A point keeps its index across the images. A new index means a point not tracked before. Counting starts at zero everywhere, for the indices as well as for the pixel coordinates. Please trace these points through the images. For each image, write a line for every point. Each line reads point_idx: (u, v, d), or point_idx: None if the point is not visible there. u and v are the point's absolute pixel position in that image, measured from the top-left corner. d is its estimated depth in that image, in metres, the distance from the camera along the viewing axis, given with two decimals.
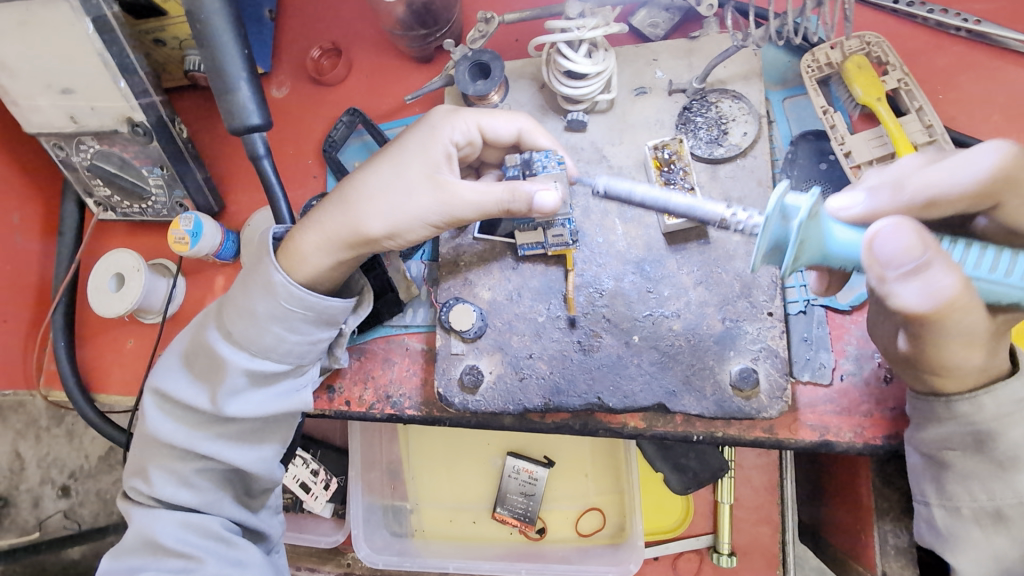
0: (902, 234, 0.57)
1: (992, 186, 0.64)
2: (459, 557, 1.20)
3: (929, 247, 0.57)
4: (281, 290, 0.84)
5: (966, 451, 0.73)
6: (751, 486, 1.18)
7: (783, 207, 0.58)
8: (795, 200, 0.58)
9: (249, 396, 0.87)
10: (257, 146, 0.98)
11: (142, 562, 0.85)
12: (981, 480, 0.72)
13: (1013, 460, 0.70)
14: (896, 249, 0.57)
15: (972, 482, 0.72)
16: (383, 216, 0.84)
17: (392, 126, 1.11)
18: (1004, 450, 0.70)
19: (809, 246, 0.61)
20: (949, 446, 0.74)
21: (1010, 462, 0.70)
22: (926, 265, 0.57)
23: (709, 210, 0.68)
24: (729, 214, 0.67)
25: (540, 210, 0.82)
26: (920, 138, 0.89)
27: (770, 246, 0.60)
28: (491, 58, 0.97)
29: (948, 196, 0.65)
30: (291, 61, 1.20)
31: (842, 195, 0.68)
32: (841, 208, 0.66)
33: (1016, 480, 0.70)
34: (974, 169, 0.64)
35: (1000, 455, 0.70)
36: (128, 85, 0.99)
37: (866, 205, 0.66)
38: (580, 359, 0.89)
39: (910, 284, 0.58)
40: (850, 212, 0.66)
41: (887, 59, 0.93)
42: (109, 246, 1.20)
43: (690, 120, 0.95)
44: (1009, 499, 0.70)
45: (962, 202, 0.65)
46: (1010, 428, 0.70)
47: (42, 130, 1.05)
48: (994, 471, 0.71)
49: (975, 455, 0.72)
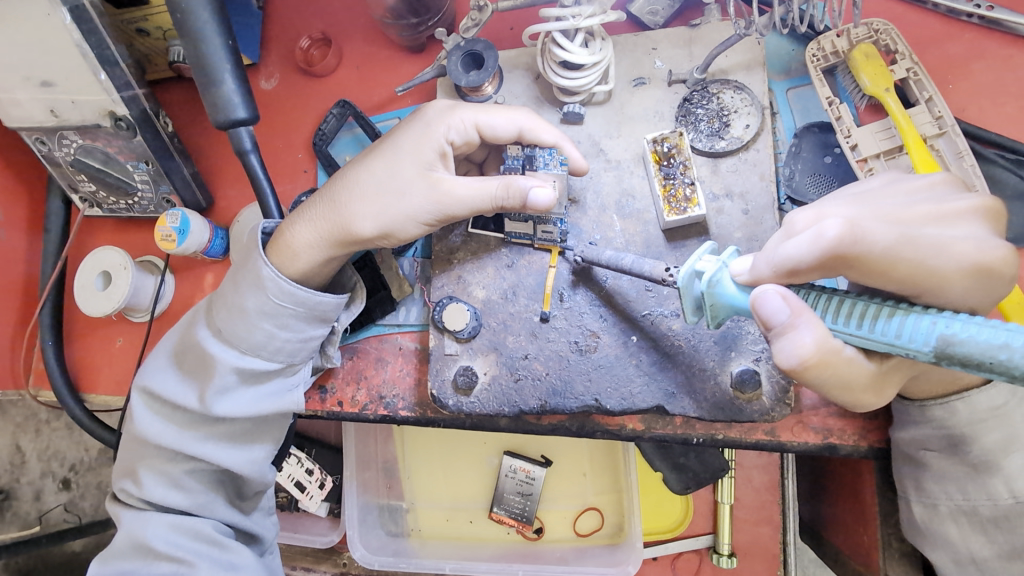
0: (773, 299, 0.58)
1: (834, 262, 0.56)
2: (456, 557, 1.18)
3: (797, 308, 0.58)
4: (271, 284, 0.81)
5: (943, 453, 0.75)
6: (752, 486, 1.16)
7: (694, 271, 0.67)
8: (703, 263, 0.67)
9: (239, 395, 0.84)
10: (243, 141, 0.94)
11: (133, 566, 0.83)
12: (956, 481, 0.74)
13: (986, 464, 0.72)
14: (768, 313, 0.58)
15: (947, 484, 0.74)
16: (374, 216, 0.81)
17: (384, 119, 1.08)
18: (977, 453, 0.72)
19: (724, 305, 0.66)
20: (926, 447, 0.76)
21: (983, 466, 0.72)
22: (795, 325, 0.58)
23: (655, 268, 0.76)
24: (667, 273, 0.74)
25: (534, 206, 0.79)
26: (929, 130, 0.87)
27: (694, 304, 0.69)
28: (484, 48, 0.94)
29: (800, 271, 0.58)
30: (279, 51, 1.16)
31: (746, 258, 0.66)
32: (736, 275, 0.65)
33: (994, 484, 0.72)
34: (810, 244, 0.56)
35: (974, 458, 0.73)
36: (109, 77, 0.95)
37: (749, 272, 0.63)
38: (577, 360, 0.87)
39: (783, 343, 0.58)
40: (740, 280, 0.64)
41: (896, 47, 0.89)
42: (97, 243, 1.18)
43: (690, 112, 0.92)
44: (983, 500, 0.72)
45: (815, 272, 0.58)
46: (984, 433, 0.72)
47: (23, 125, 1.00)
48: (969, 473, 0.73)
49: (950, 457, 0.74)
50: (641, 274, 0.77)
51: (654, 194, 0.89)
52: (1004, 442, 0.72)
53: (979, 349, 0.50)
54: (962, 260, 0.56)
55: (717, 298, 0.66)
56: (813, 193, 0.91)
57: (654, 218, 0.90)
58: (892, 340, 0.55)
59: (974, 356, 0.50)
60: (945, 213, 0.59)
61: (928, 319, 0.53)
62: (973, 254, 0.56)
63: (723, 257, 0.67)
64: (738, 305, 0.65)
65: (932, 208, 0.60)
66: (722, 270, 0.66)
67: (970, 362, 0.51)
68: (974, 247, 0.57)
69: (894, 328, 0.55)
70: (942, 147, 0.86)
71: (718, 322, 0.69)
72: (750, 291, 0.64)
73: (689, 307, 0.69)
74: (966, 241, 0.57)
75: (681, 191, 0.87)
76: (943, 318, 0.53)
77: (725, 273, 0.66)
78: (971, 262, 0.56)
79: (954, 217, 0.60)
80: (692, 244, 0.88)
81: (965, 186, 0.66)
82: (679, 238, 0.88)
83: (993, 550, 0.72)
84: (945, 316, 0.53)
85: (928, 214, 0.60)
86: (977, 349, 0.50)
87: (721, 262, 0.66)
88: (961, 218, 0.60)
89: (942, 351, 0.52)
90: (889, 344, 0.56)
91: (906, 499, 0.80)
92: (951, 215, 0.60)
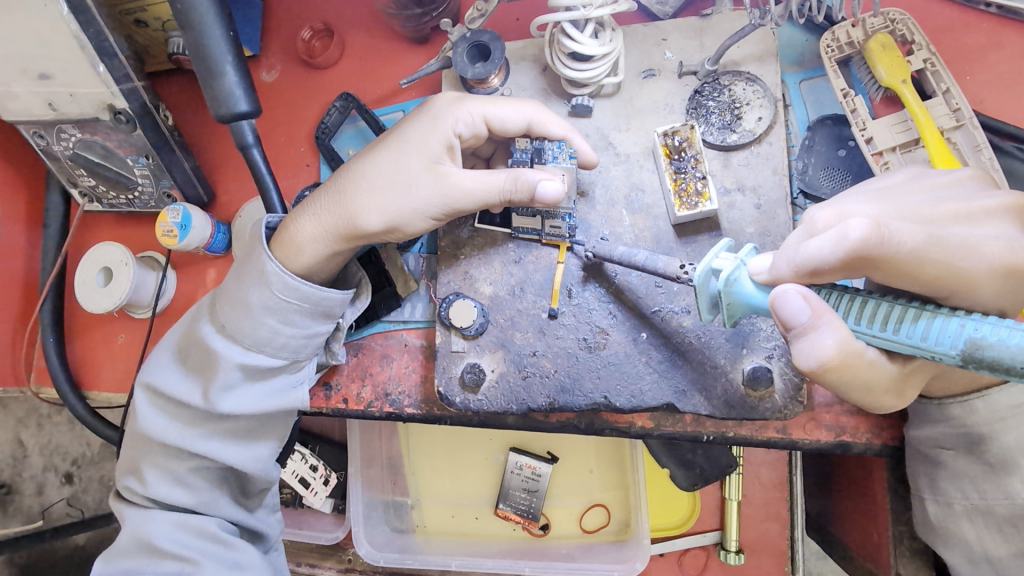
0: (793, 299, 0.57)
1: (860, 263, 0.54)
2: (462, 553, 1.17)
3: (818, 309, 0.57)
4: (275, 279, 0.80)
5: (960, 452, 0.74)
6: (760, 483, 1.16)
7: (711, 268, 0.66)
8: (721, 261, 0.66)
9: (243, 391, 0.83)
10: (246, 135, 0.93)
11: (137, 564, 0.82)
12: (972, 480, 0.73)
13: (1005, 464, 0.71)
14: (787, 314, 0.57)
15: (963, 482, 0.74)
16: (380, 210, 0.79)
17: (388, 112, 1.06)
18: (995, 453, 0.71)
19: (741, 303, 0.65)
20: (943, 445, 0.76)
21: (1002, 466, 0.71)
22: (816, 327, 0.57)
23: (666, 265, 0.75)
24: (682, 271, 0.72)
25: (543, 200, 0.79)
26: (945, 123, 0.85)
27: (710, 302, 0.68)
28: (490, 39, 0.92)
29: (823, 271, 0.57)
30: (280, 43, 1.14)
31: (764, 256, 0.65)
32: (755, 273, 0.64)
33: (1012, 483, 0.71)
34: (835, 245, 0.54)
35: (992, 458, 0.72)
36: (107, 69, 0.93)
37: (769, 271, 0.62)
38: (586, 357, 0.86)
39: (802, 344, 0.58)
40: (758, 279, 0.64)
41: (913, 37, 0.87)
42: (98, 238, 1.16)
43: (701, 104, 0.90)
44: (1000, 499, 0.71)
45: (839, 273, 0.57)
46: (1004, 432, 0.71)
47: (20, 118, 0.99)
48: (986, 472, 0.72)
49: (967, 456, 0.74)
50: (653, 272, 0.76)
51: (664, 189, 0.88)
52: None
53: (1009, 353, 0.49)
54: (994, 261, 0.55)
55: (734, 296, 0.65)
56: (827, 186, 0.89)
57: (665, 213, 0.88)
58: (918, 342, 0.54)
59: (1003, 360, 0.49)
60: (973, 212, 0.59)
61: (956, 322, 0.52)
62: (1004, 255, 0.55)
63: (741, 255, 0.66)
64: (755, 303, 0.64)
65: (959, 205, 0.60)
66: (740, 268, 0.65)
67: (999, 365, 0.50)
68: (1004, 248, 0.56)
69: (920, 330, 0.54)
70: (960, 140, 0.85)
71: (734, 320, 0.68)
72: (770, 290, 0.63)
73: (705, 305, 0.68)
74: (996, 241, 0.56)
75: (692, 185, 0.85)
76: (972, 321, 0.51)
77: (743, 271, 0.65)
78: (1001, 262, 0.55)
79: (982, 215, 0.59)
80: (703, 240, 0.87)
81: (994, 183, 0.66)
82: (690, 233, 0.87)
83: (1009, 550, 0.71)
84: (973, 318, 0.52)
85: (954, 213, 0.59)
86: (1007, 353, 0.49)
87: (738, 260, 0.65)
88: (989, 217, 0.60)
89: (970, 354, 0.51)
90: (914, 346, 0.55)
91: (920, 497, 0.79)
92: (979, 212, 0.59)
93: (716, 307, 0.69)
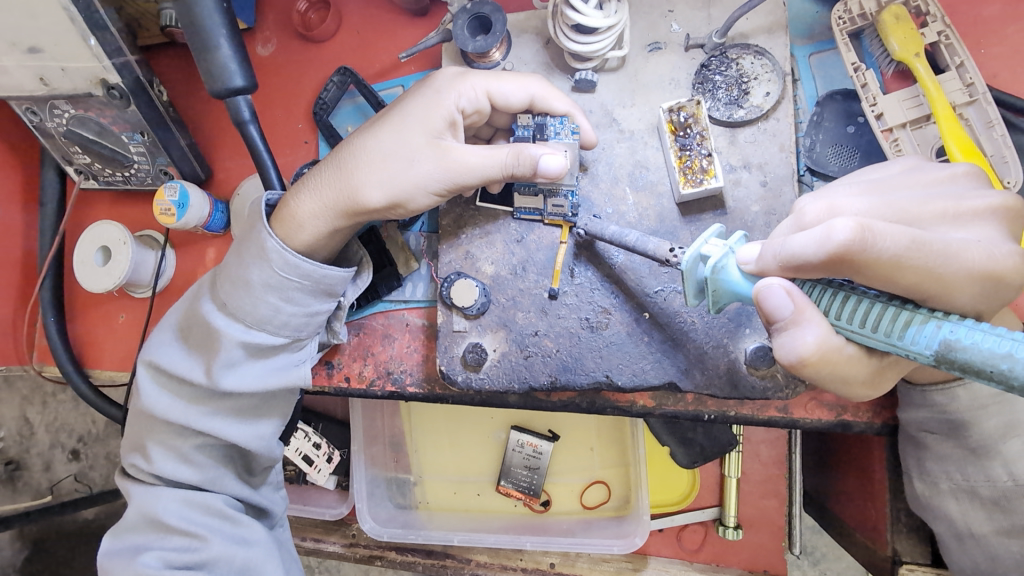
0: (777, 294, 0.57)
1: (843, 266, 0.54)
2: (463, 529, 1.19)
3: (802, 305, 0.57)
4: (275, 256, 0.79)
5: (943, 436, 0.75)
6: (759, 460, 1.18)
7: (699, 254, 0.66)
8: (709, 247, 0.65)
9: (246, 369, 0.83)
10: (242, 111, 0.90)
11: (146, 539, 0.83)
12: (956, 462, 0.75)
13: (985, 448, 0.72)
14: (771, 308, 0.57)
15: (947, 463, 0.75)
16: (378, 185, 0.78)
17: (387, 88, 1.04)
18: (977, 438, 0.73)
19: (728, 291, 0.65)
20: (928, 429, 0.76)
21: (983, 450, 0.73)
22: (798, 323, 0.57)
23: (656, 248, 0.74)
24: (672, 254, 0.72)
25: (545, 174, 0.77)
26: (958, 98, 0.83)
27: (696, 288, 0.68)
28: (491, 11, 0.89)
29: (806, 269, 0.56)
30: (277, 15, 1.11)
31: (754, 245, 0.64)
32: (743, 263, 0.63)
33: (992, 467, 0.72)
34: (818, 245, 0.53)
35: (974, 443, 0.73)
36: (99, 43, 0.89)
37: (756, 261, 0.61)
38: (588, 337, 0.85)
39: (784, 340, 0.58)
40: (746, 268, 0.63)
41: (928, 8, 0.85)
42: (97, 216, 1.15)
43: (708, 79, 0.89)
44: (983, 481, 0.73)
45: (821, 272, 0.56)
46: (984, 419, 0.72)
47: (12, 94, 0.96)
48: (968, 456, 0.74)
49: (950, 440, 0.75)
50: (644, 253, 0.75)
51: (668, 166, 0.86)
52: (1006, 426, 0.72)
53: (981, 357, 0.47)
54: (973, 267, 0.54)
55: (721, 283, 0.64)
56: (835, 164, 0.88)
57: (668, 191, 0.87)
58: (893, 340, 0.54)
59: (975, 364, 0.48)
60: (960, 212, 0.58)
61: (933, 324, 0.51)
62: (984, 262, 0.54)
63: (730, 243, 0.66)
64: (742, 292, 0.64)
65: (948, 205, 0.58)
66: (728, 256, 0.65)
67: (970, 368, 0.48)
68: (985, 254, 0.54)
69: (896, 329, 0.53)
70: (972, 116, 0.83)
71: (720, 307, 0.68)
72: (756, 280, 0.63)
73: (692, 291, 0.67)
74: (978, 247, 0.54)
75: (697, 162, 0.84)
76: (949, 323, 0.50)
77: (731, 259, 0.65)
78: (981, 270, 0.54)
79: (969, 216, 0.58)
80: (707, 218, 0.85)
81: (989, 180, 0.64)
82: (694, 211, 0.86)
83: (992, 527, 0.73)
84: (951, 321, 0.50)
85: (943, 212, 0.58)
86: (978, 357, 0.47)
87: (727, 248, 0.65)
88: (975, 218, 0.58)
89: (943, 355, 0.50)
90: (891, 344, 0.54)
91: (908, 477, 0.80)
92: (968, 214, 0.58)
93: (702, 293, 0.69)
